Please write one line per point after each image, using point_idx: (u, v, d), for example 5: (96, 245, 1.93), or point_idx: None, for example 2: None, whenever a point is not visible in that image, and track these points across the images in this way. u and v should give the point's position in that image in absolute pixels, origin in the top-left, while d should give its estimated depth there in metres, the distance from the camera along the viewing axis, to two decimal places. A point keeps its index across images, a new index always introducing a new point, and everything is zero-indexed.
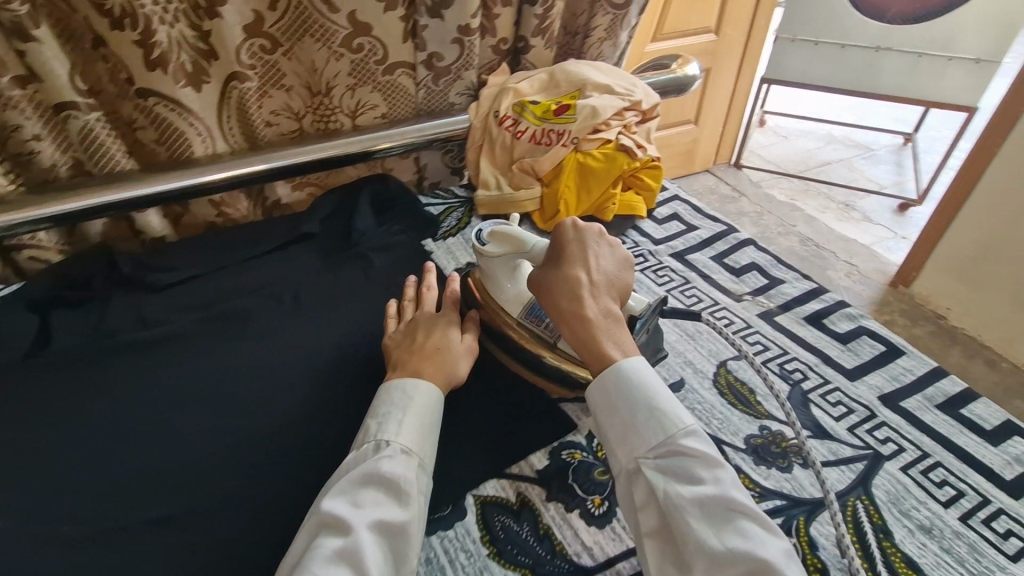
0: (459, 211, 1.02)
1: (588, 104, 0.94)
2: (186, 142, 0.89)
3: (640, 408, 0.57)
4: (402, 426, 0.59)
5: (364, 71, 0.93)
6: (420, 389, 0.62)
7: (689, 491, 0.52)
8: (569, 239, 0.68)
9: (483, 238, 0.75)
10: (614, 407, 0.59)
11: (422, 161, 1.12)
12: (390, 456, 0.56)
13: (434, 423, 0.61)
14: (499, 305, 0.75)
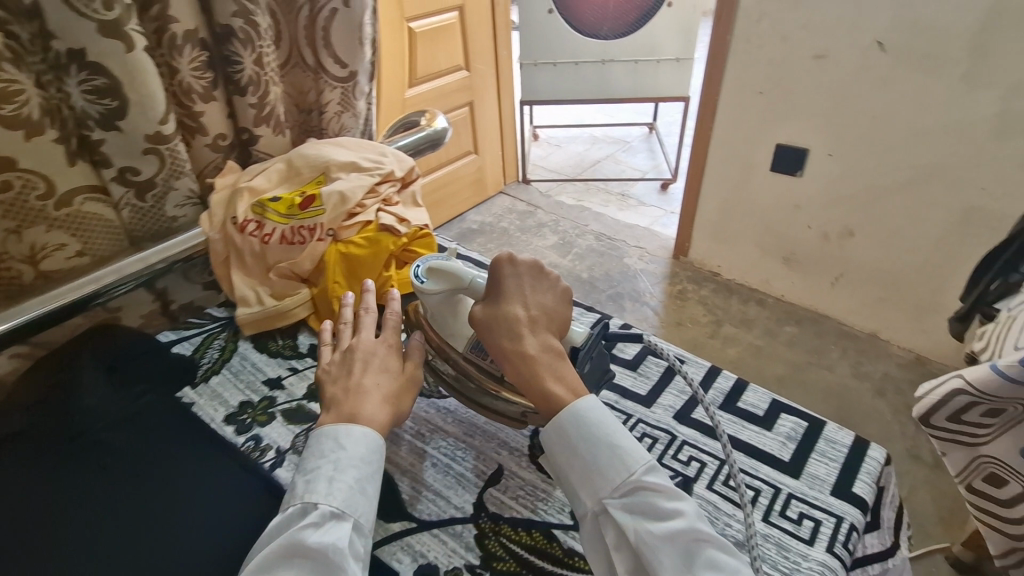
0: (222, 339, 0.86)
1: (334, 190, 0.86)
2: None
3: (599, 447, 0.54)
4: (337, 482, 0.55)
5: (26, 210, 0.76)
6: (358, 437, 0.58)
7: (659, 529, 0.51)
8: (507, 276, 0.64)
9: (420, 273, 0.69)
10: (576, 449, 0.55)
11: (163, 288, 0.94)
12: (314, 522, 0.53)
13: (374, 475, 0.57)
14: (443, 341, 0.70)
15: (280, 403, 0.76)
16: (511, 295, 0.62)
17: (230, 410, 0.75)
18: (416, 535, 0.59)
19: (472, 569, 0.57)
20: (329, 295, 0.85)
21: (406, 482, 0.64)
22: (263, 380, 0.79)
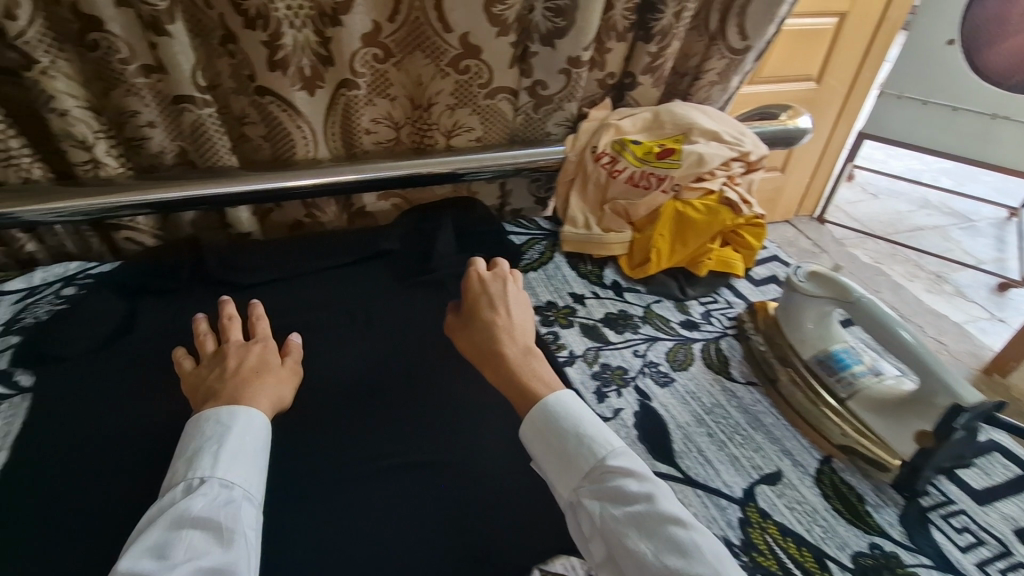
0: (541, 245, 0.96)
1: (695, 150, 0.87)
2: (291, 141, 0.91)
3: (565, 434, 0.56)
4: (229, 462, 0.52)
5: (466, 94, 0.91)
6: (251, 416, 0.56)
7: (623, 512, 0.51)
8: (482, 290, 0.74)
9: (801, 274, 0.71)
10: (545, 443, 0.57)
11: (508, 188, 1.09)
12: (223, 492, 0.50)
13: (257, 451, 0.55)
14: (790, 343, 0.71)
15: (579, 317, 0.81)
16: (483, 299, 0.72)
17: (538, 302, 0.84)
18: (684, 486, 0.59)
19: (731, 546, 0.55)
20: (650, 243, 0.87)
21: (682, 434, 0.64)
22: (568, 292, 0.86)
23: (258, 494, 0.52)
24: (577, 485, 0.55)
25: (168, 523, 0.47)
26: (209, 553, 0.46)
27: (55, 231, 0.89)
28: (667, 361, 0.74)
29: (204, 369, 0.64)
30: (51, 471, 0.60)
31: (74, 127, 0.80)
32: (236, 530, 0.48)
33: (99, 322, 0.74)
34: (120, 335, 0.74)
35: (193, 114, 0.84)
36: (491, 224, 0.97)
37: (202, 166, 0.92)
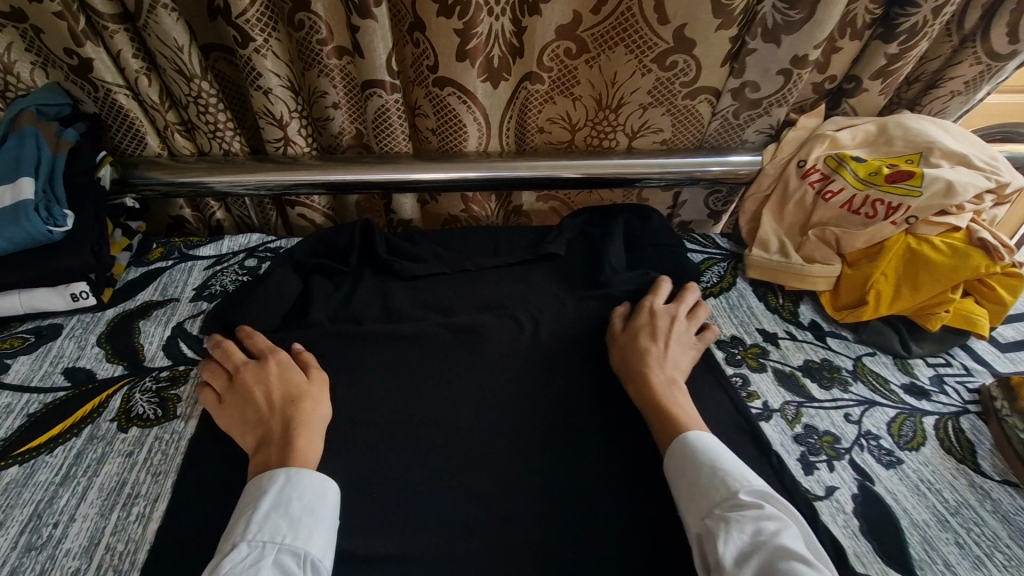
0: (723, 265, 0.85)
1: (942, 176, 0.72)
2: (464, 136, 0.86)
3: (698, 461, 0.52)
4: (271, 521, 0.48)
5: (665, 92, 0.82)
6: (306, 475, 0.51)
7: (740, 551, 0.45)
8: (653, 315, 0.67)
9: None
10: (677, 477, 0.53)
11: (681, 197, 0.98)
12: (256, 555, 0.46)
13: (302, 512, 0.49)
14: None
15: (773, 360, 0.70)
16: (656, 326, 0.66)
17: (723, 336, 0.73)
18: None
19: None
20: (868, 283, 0.73)
21: (919, 536, 0.52)
22: (758, 327, 0.75)
23: (309, 555, 0.46)
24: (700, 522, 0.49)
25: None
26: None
27: (241, 202, 0.92)
28: (890, 436, 0.61)
29: (240, 425, 0.58)
30: (227, 451, 0.57)
31: (273, 105, 0.82)
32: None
33: (277, 298, 0.71)
34: (295, 317, 0.72)
35: (381, 100, 0.82)
36: (671, 234, 0.86)
37: (376, 151, 0.90)
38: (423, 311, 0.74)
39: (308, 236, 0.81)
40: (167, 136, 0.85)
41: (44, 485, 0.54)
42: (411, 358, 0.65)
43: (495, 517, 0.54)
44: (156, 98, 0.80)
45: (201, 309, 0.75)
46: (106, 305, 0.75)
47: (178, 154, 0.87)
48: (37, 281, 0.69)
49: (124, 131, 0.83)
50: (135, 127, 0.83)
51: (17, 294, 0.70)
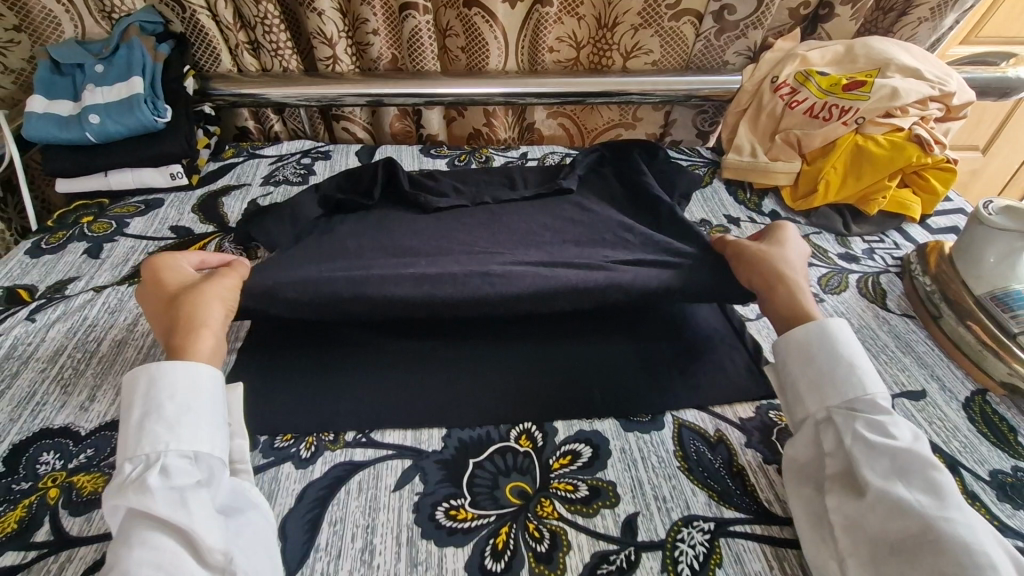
0: (703, 170, 1.00)
1: (888, 83, 0.84)
2: (486, 54, 1.03)
3: (840, 355, 0.54)
4: (151, 429, 0.48)
5: (653, 14, 0.96)
6: (166, 373, 0.50)
7: (876, 441, 0.49)
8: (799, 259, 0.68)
9: (991, 208, 0.68)
10: (812, 359, 0.55)
11: (673, 117, 1.14)
12: (147, 465, 0.47)
13: (177, 401, 0.50)
14: (955, 277, 0.69)
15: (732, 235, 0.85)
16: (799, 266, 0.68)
17: (693, 219, 0.88)
18: None
19: None
20: (819, 175, 0.86)
21: None
22: (725, 214, 0.89)
23: (196, 450, 0.48)
24: (835, 406, 0.52)
25: (111, 510, 0.45)
26: (147, 530, 0.43)
27: (296, 114, 1.10)
28: (818, 284, 0.75)
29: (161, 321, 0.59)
30: None
31: (325, 26, 0.98)
32: (160, 494, 0.44)
33: None
34: None
35: (415, 20, 0.97)
36: (682, 172, 0.88)
37: (410, 70, 1.07)
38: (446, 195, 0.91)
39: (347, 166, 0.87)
40: (237, 55, 1.02)
41: None
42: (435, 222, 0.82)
43: None
44: (230, 19, 0.97)
45: (269, 190, 0.94)
46: (195, 187, 0.94)
47: (246, 70, 1.04)
48: (145, 161, 0.88)
49: (204, 48, 1.00)
50: (213, 46, 1.00)
51: (130, 172, 0.89)
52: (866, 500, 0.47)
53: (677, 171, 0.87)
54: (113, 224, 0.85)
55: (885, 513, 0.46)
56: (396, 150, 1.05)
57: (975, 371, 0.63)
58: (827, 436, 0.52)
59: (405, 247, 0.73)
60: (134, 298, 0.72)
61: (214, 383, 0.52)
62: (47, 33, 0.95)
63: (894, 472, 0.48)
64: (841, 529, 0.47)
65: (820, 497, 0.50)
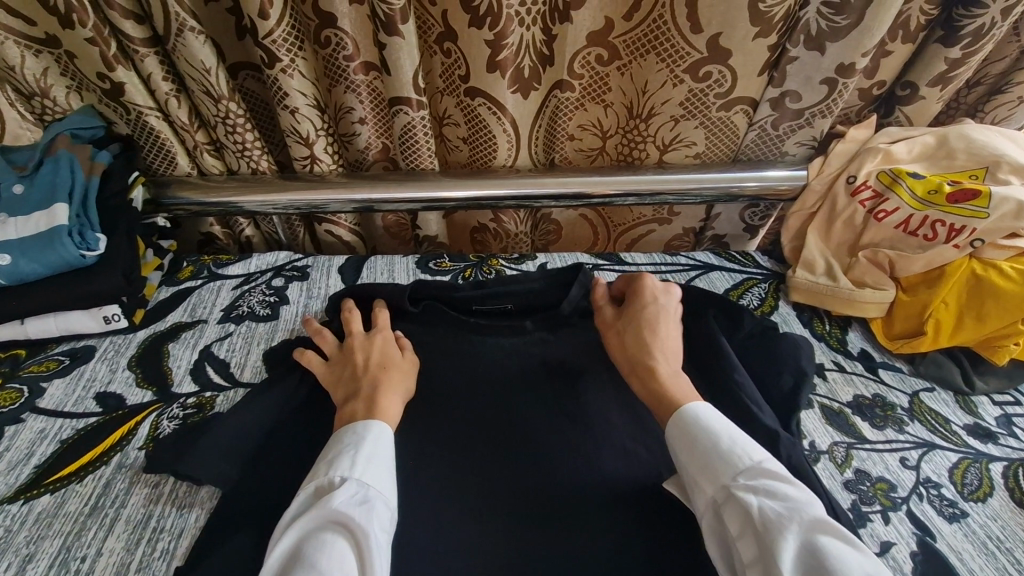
0: (763, 287, 0.80)
1: (1011, 195, 0.65)
2: (494, 146, 0.84)
3: (718, 432, 0.51)
4: (372, 468, 0.50)
5: (698, 103, 0.79)
6: (384, 443, 0.53)
7: (775, 507, 0.45)
8: (633, 310, 0.66)
9: None
10: (694, 439, 0.51)
11: (715, 212, 0.95)
12: (361, 495, 0.48)
13: (395, 461, 0.53)
14: None
15: (821, 394, 0.65)
16: (647, 315, 0.65)
17: None
18: None
19: None
20: (925, 312, 0.67)
21: None
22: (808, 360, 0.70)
23: (394, 504, 0.50)
24: (736, 477, 0.48)
25: (313, 518, 0.46)
26: (345, 553, 0.45)
27: (270, 220, 0.93)
28: (953, 485, 0.56)
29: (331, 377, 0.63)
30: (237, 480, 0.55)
31: (299, 125, 0.80)
32: (371, 536, 0.45)
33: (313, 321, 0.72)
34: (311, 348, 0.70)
35: (407, 116, 0.80)
36: (799, 348, 0.66)
37: (403, 167, 0.89)
38: (447, 335, 0.72)
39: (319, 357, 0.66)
40: (195, 156, 0.85)
41: (73, 517, 0.54)
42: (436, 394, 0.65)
43: None
44: (186, 119, 0.79)
45: (229, 330, 0.75)
46: (137, 326, 0.76)
47: (208, 173, 0.86)
48: (71, 304, 0.71)
49: (156, 151, 0.83)
50: (167, 150, 0.82)
51: (53, 316, 0.71)
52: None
53: (785, 345, 0.66)
54: (24, 390, 0.67)
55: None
56: (389, 261, 0.87)
57: None
58: (729, 514, 0.47)
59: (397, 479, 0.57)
60: (27, 526, 0.54)
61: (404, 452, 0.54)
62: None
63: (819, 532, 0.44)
64: None
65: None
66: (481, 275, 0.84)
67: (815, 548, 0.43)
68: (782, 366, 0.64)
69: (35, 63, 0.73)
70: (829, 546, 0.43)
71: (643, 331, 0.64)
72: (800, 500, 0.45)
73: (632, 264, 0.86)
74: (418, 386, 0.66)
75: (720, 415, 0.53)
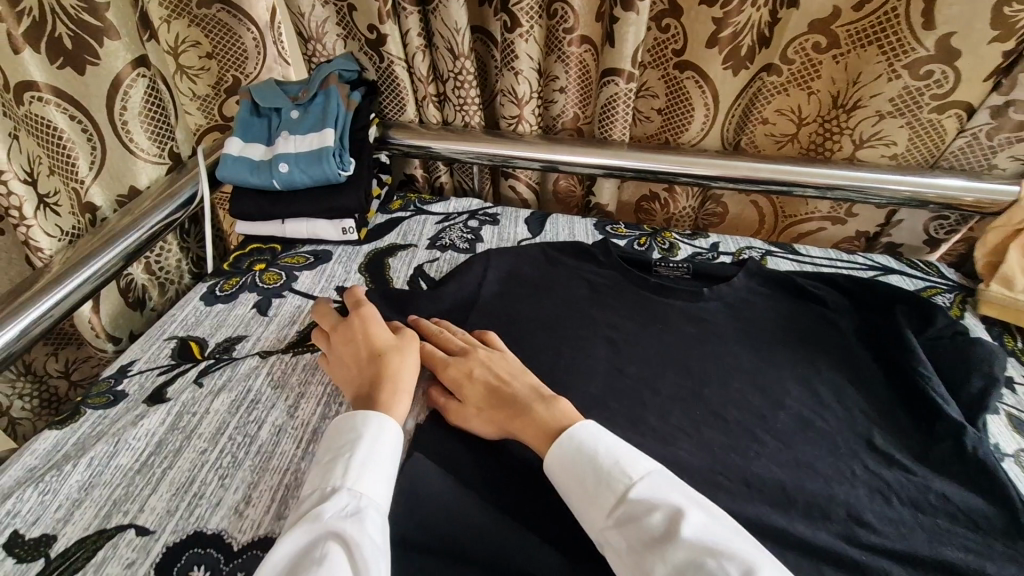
0: (948, 295, 0.80)
1: None
2: (689, 120, 0.90)
3: (586, 473, 0.50)
4: (361, 470, 0.50)
5: (909, 102, 0.79)
6: (378, 436, 0.53)
7: (647, 543, 0.45)
8: (479, 362, 0.64)
9: None
10: (570, 480, 0.51)
11: (898, 218, 0.94)
12: (351, 503, 0.48)
13: (392, 467, 0.52)
14: None
15: (1008, 403, 0.65)
16: (496, 362, 0.64)
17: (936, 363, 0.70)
18: None
19: None
20: None
21: None
22: None
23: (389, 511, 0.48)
24: (608, 518, 0.48)
25: (308, 533, 0.45)
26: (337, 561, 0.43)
27: (466, 169, 1.04)
28: None
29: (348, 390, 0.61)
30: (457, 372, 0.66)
31: (519, 86, 0.91)
32: (360, 542, 0.44)
33: (518, 255, 0.83)
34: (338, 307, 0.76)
35: (614, 87, 0.87)
36: (992, 353, 0.66)
37: (593, 136, 0.97)
38: (629, 289, 0.79)
39: (521, 295, 0.78)
40: (421, 106, 0.98)
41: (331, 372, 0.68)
42: (610, 338, 0.72)
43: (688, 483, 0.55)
44: (425, 72, 0.92)
45: (435, 256, 0.87)
46: (362, 242, 0.90)
47: (427, 122, 0.99)
48: (321, 213, 0.86)
49: (391, 98, 0.97)
50: (401, 96, 0.96)
51: (305, 222, 0.87)
52: None
53: (974, 345, 0.66)
54: (283, 276, 0.82)
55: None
56: (567, 221, 0.95)
57: None
58: (614, 551, 0.47)
59: (587, 400, 0.64)
60: (298, 371, 0.67)
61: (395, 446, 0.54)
62: (232, 64, 0.91)
63: (691, 555, 0.42)
64: None
65: None
66: (656, 246, 0.90)
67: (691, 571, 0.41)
68: (974, 366, 0.64)
69: (322, 13, 0.89)
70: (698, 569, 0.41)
71: (499, 374, 0.63)
72: (669, 523, 0.44)
73: (806, 256, 0.88)
74: (601, 326, 0.74)
75: (590, 443, 0.52)
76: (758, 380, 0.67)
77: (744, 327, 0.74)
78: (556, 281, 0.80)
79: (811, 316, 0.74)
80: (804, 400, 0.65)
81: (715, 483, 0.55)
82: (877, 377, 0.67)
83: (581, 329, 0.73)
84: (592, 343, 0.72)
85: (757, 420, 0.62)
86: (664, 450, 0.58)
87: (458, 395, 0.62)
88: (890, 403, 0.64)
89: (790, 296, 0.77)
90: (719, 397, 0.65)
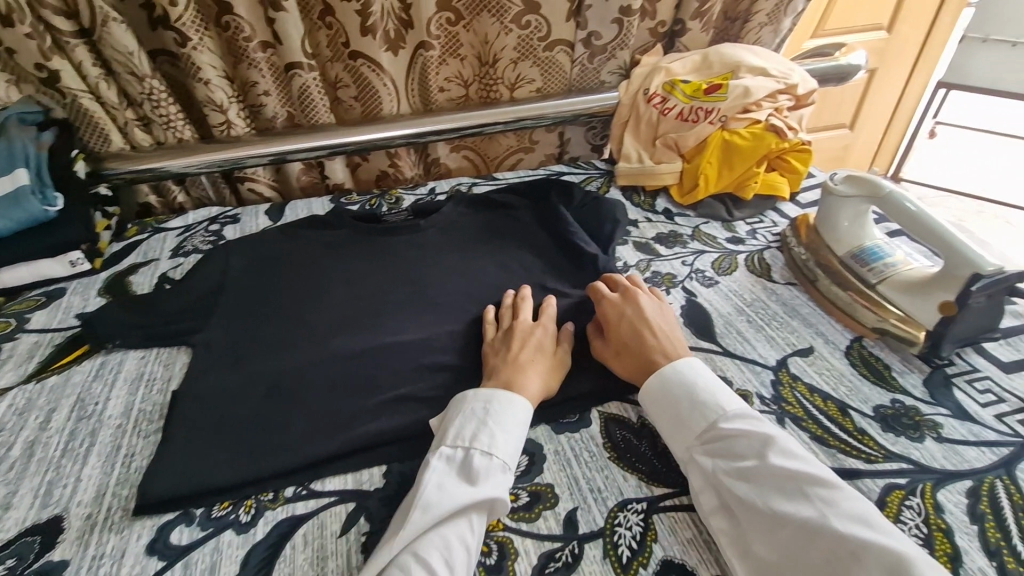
0: (599, 181, 1.07)
1: (741, 83, 0.93)
2: (379, 99, 1.05)
3: (688, 407, 0.57)
4: (493, 433, 0.55)
5: (528, 47, 1.04)
6: (504, 415, 0.56)
7: (734, 468, 0.52)
8: (636, 321, 0.67)
9: (837, 178, 0.79)
10: (665, 412, 0.59)
11: (567, 136, 1.22)
12: (486, 458, 0.53)
13: (521, 435, 0.56)
14: (825, 244, 0.80)
15: (634, 236, 0.92)
16: (653, 319, 0.67)
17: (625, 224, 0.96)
18: (720, 355, 0.70)
19: (762, 398, 0.64)
20: (699, 171, 0.96)
21: (723, 320, 0.75)
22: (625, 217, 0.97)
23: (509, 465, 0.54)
24: (695, 441, 0.56)
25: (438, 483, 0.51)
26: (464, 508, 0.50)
27: (198, 182, 1.09)
28: (713, 267, 0.84)
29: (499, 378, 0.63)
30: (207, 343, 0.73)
31: (213, 94, 0.98)
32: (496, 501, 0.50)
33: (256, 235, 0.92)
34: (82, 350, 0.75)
35: (301, 78, 1.00)
36: (616, 203, 0.93)
37: (305, 125, 1.08)
38: (359, 235, 0.92)
39: (263, 266, 0.87)
40: (127, 132, 1.01)
41: (79, 383, 0.71)
42: (346, 277, 0.85)
43: (412, 353, 0.71)
44: (116, 99, 0.96)
45: (179, 263, 0.92)
46: (99, 270, 0.91)
47: (140, 147, 1.02)
48: (40, 253, 0.85)
49: (91, 132, 0.98)
50: (101, 128, 0.97)
51: (26, 266, 0.85)
52: (745, 525, 0.49)
53: (600, 203, 0.93)
54: (12, 321, 0.81)
55: (780, 550, 0.47)
56: (305, 204, 1.06)
57: (850, 323, 0.73)
58: (693, 471, 0.55)
59: (330, 326, 0.77)
60: (45, 394, 0.69)
61: (520, 410, 0.58)
62: None
63: (786, 485, 0.49)
64: (737, 559, 0.49)
65: (723, 525, 0.51)
66: (384, 202, 1.05)
67: (783, 491, 0.49)
68: (602, 216, 0.90)
69: None
70: (784, 491, 0.49)
71: (651, 330, 0.66)
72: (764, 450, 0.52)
73: (501, 179, 1.10)
74: (338, 270, 0.86)
75: (698, 376, 0.59)
76: (465, 270, 0.85)
77: (453, 238, 0.92)
78: (293, 246, 0.90)
79: (499, 217, 0.94)
80: (498, 274, 0.84)
81: (431, 347, 0.72)
82: (547, 243, 0.89)
83: (320, 277, 0.85)
84: (332, 284, 0.84)
85: (464, 298, 0.80)
86: (392, 339, 0.73)
87: (608, 353, 0.67)
88: (556, 258, 0.86)
89: (484, 207, 0.96)
90: (436, 291, 0.82)
